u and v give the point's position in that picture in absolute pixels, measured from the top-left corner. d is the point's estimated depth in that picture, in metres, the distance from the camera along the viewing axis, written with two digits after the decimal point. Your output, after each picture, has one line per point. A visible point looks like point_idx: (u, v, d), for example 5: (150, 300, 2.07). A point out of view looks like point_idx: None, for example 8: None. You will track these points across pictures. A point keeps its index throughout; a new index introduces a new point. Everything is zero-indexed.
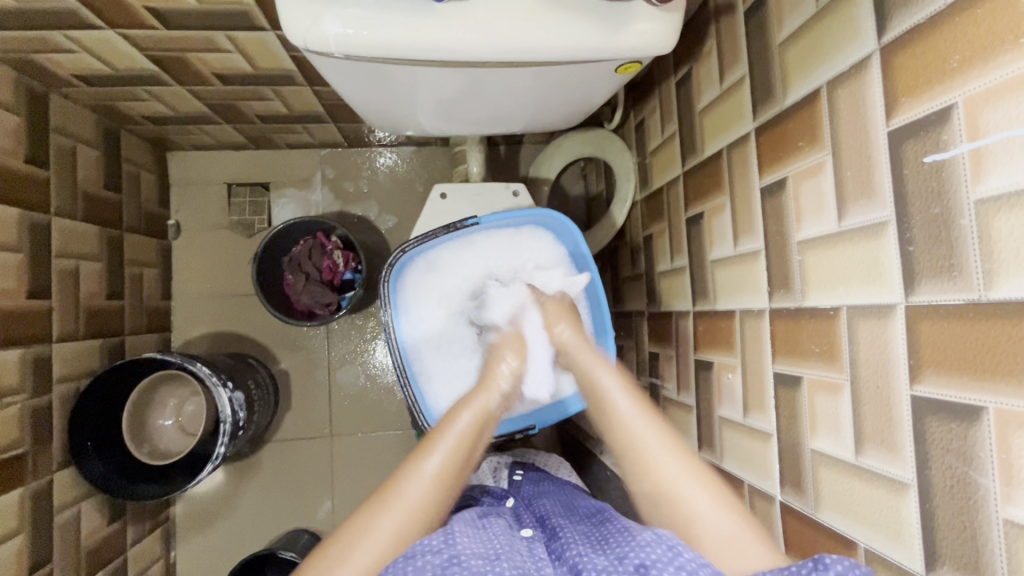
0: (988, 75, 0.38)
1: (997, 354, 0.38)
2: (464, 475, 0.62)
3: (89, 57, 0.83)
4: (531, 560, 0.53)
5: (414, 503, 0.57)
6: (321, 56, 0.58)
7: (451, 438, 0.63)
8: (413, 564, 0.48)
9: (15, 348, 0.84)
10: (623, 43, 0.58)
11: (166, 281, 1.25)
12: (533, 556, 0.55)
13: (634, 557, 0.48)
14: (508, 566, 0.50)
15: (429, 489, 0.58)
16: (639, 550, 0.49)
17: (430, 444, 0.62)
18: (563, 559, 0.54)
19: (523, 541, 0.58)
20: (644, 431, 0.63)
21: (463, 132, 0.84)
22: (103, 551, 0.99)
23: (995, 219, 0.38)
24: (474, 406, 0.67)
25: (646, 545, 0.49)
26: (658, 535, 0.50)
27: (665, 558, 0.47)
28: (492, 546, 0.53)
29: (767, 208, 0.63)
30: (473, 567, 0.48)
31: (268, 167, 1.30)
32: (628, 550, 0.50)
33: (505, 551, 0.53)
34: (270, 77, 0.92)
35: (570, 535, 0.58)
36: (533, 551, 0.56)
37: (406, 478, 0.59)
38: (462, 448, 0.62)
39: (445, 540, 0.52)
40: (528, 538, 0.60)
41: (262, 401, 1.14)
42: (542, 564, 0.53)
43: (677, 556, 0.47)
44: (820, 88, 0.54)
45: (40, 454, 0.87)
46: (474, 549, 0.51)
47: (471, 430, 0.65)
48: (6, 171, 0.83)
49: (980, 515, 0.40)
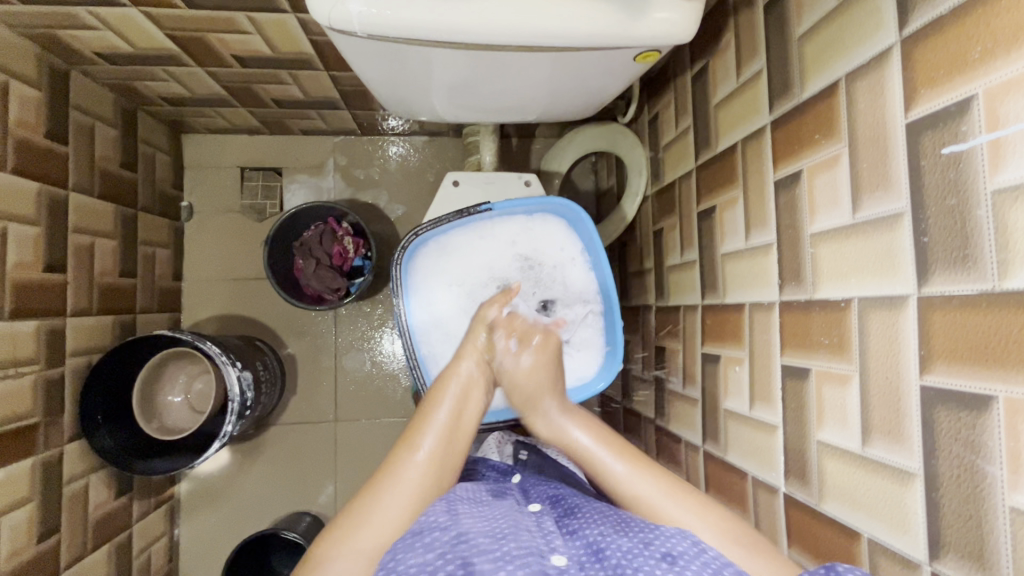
0: (1010, 66, 0.38)
1: (1008, 343, 0.38)
2: (454, 453, 0.63)
3: (111, 35, 0.84)
4: (540, 537, 0.52)
5: (406, 486, 0.58)
6: (343, 36, 0.58)
7: (436, 425, 0.64)
8: (421, 539, 0.50)
9: (31, 319, 0.85)
10: (642, 31, 0.59)
11: (177, 261, 1.26)
12: (541, 531, 0.53)
13: (659, 545, 0.49)
14: (516, 545, 0.48)
15: (422, 473, 0.59)
16: (664, 539, 0.50)
17: (418, 426, 0.63)
18: (576, 537, 0.52)
19: (533, 517, 0.57)
20: (626, 475, 0.63)
21: (478, 118, 0.85)
22: (109, 524, 1.00)
23: (1011, 210, 0.38)
24: (458, 379, 0.68)
25: (672, 537, 0.50)
26: (682, 530, 0.52)
27: (691, 552, 0.49)
28: (499, 525, 0.52)
29: (780, 201, 0.63)
30: (480, 546, 0.47)
31: (281, 152, 1.31)
32: (651, 537, 0.51)
33: (511, 531, 0.51)
34: (289, 61, 0.93)
35: (587, 513, 0.56)
36: (542, 526, 0.55)
37: (395, 464, 0.60)
38: (446, 424, 0.64)
39: (451, 517, 0.53)
40: (536, 513, 0.58)
41: (269, 382, 1.15)
42: (553, 540, 0.52)
43: (702, 552, 0.49)
44: (838, 81, 0.54)
45: (52, 425, 0.88)
46: (482, 528, 0.51)
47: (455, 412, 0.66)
48: (27, 145, 0.84)
49: (986, 504, 0.40)
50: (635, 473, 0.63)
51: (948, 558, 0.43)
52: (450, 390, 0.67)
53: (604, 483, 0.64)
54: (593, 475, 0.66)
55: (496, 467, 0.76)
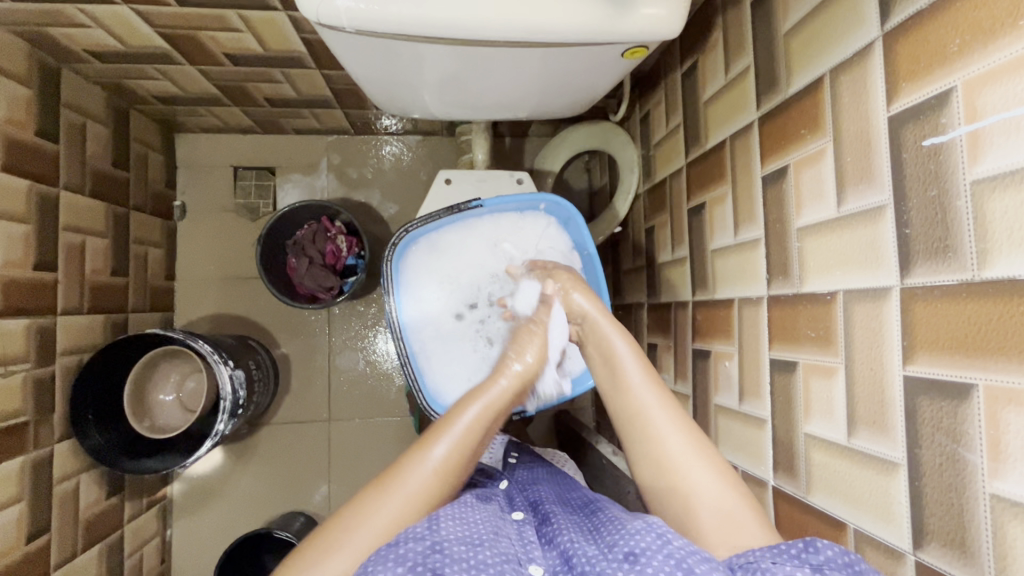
0: (987, 58, 0.39)
1: (988, 332, 0.39)
2: (469, 465, 0.59)
3: (102, 33, 0.84)
4: (518, 545, 0.53)
5: (415, 492, 0.54)
6: (332, 31, 0.58)
7: (457, 433, 0.59)
8: (395, 551, 0.47)
9: (21, 317, 0.85)
10: (630, 27, 0.59)
11: (170, 260, 1.26)
12: (521, 540, 0.54)
13: (623, 545, 0.47)
14: (490, 554, 0.49)
15: (431, 481, 0.56)
16: (630, 538, 0.48)
17: (438, 431, 0.59)
18: (552, 546, 0.53)
19: (513, 525, 0.57)
20: (663, 424, 0.59)
21: (469, 115, 0.85)
22: (100, 524, 1.00)
23: (990, 200, 0.39)
24: (488, 395, 0.63)
25: (636, 533, 0.48)
26: (648, 523, 0.49)
27: (655, 546, 0.46)
28: (476, 530, 0.52)
29: (768, 196, 0.64)
30: (454, 555, 0.47)
31: (274, 151, 1.31)
32: (618, 538, 0.49)
33: (489, 536, 0.51)
34: (280, 59, 0.93)
35: (562, 521, 0.57)
36: (522, 535, 0.55)
37: (407, 470, 0.56)
38: (470, 439, 0.59)
39: (428, 525, 0.51)
40: (517, 521, 0.59)
41: (262, 381, 1.14)
42: (531, 550, 0.52)
43: (666, 544, 0.46)
44: (823, 77, 0.54)
45: (42, 424, 0.88)
46: (457, 534, 0.50)
47: (480, 424, 0.60)
48: (17, 142, 0.84)
49: (967, 491, 0.40)
50: (663, 405, 0.60)
51: (931, 546, 0.43)
52: (477, 404, 0.62)
53: (630, 408, 0.61)
54: (630, 422, 0.61)
55: (481, 472, 0.75)
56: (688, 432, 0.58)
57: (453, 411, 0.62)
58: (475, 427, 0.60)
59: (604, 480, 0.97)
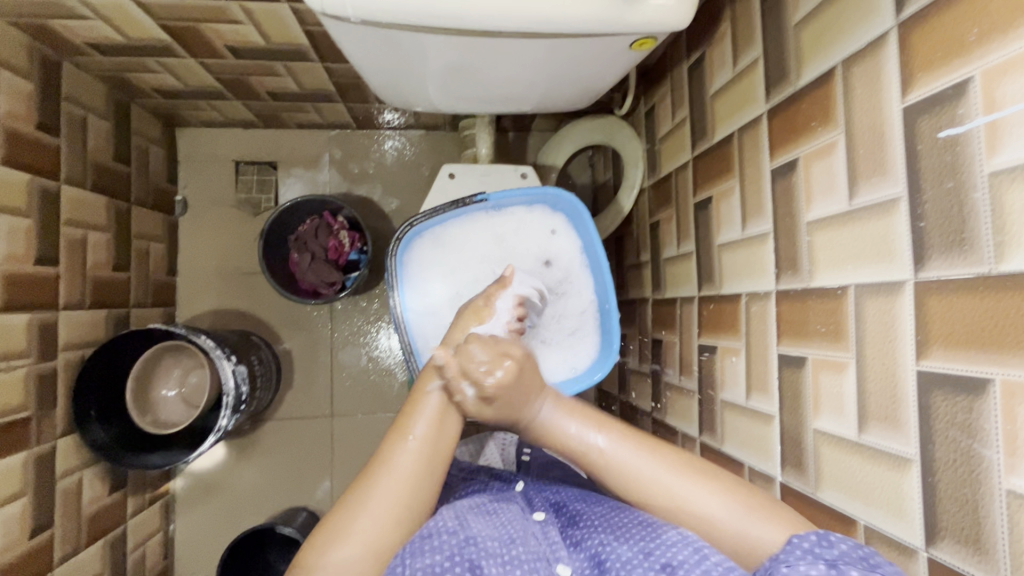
0: (1006, 47, 0.38)
1: (1005, 327, 0.38)
2: (451, 433, 0.60)
3: (103, 24, 0.83)
4: (545, 544, 0.52)
5: (403, 471, 0.55)
6: (336, 21, 0.58)
7: (427, 410, 0.60)
8: (429, 543, 0.48)
9: (23, 312, 0.84)
10: (638, 17, 0.58)
11: (171, 255, 1.25)
12: (546, 539, 0.53)
13: (660, 556, 0.47)
14: (524, 551, 0.49)
15: (417, 461, 0.56)
16: (666, 548, 0.48)
17: (410, 412, 0.60)
18: (579, 549, 0.51)
19: (537, 523, 0.56)
20: (611, 447, 0.58)
21: (474, 107, 0.84)
22: (103, 520, 0.99)
23: (1008, 192, 0.38)
24: (448, 363, 0.65)
25: (674, 545, 0.48)
26: (683, 535, 0.50)
27: (692, 560, 0.46)
28: (509, 530, 0.52)
29: (776, 189, 0.63)
30: (489, 549, 0.48)
31: (276, 146, 1.30)
32: (654, 546, 0.49)
33: (520, 536, 0.52)
34: (283, 52, 0.92)
35: (591, 520, 0.55)
36: (546, 535, 0.54)
37: (388, 453, 0.56)
38: (443, 407, 0.60)
39: (459, 521, 0.52)
40: (540, 522, 0.57)
41: (264, 376, 1.14)
42: (558, 548, 0.51)
43: (703, 559, 0.46)
44: (835, 68, 0.54)
45: (45, 419, 0.87)
46: (489, 532, 0.51)
47: (448, 393, 0.62)
48: (18, 136, 0.83)
49: (982, 487, 0.40)
50: (620, 441, 0.59)
51: (945, 543, 0.43)
52: (436, 377, 0.63)
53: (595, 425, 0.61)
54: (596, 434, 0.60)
55: (500, 476, 0.72)
56: (658, 454, 0.57)
57: (417, 390, 0.62)
58: (444, 400, 0.61)
59: None
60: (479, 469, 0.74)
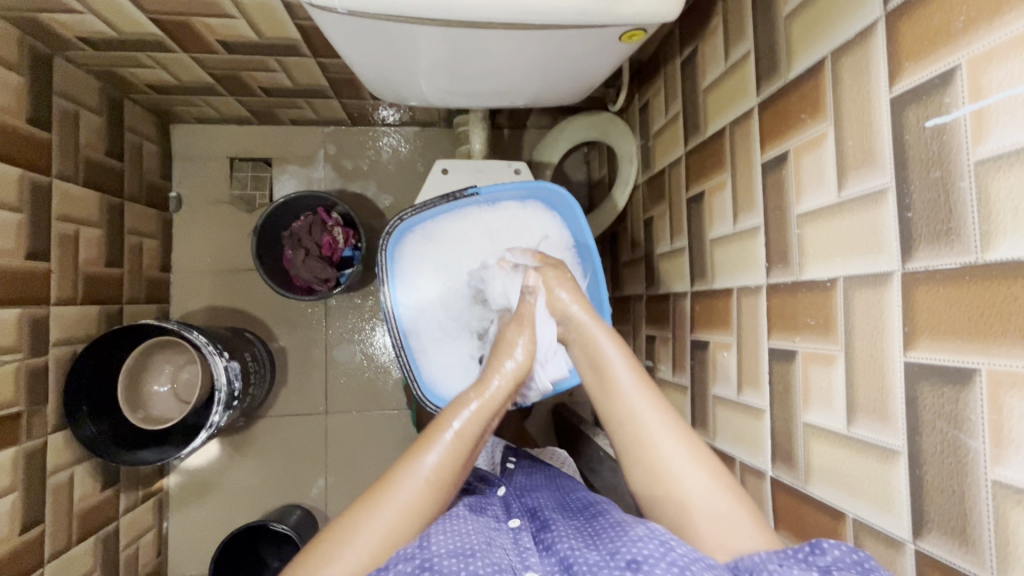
0: (993, 34, 0.38)
1: (990, 316, 0.38)
2: (463, 474, 0.59)
3: (94, 19, 0.83)
4: (514, 555, 0.52)
5: (407, 503, 0.54)
6: (324, 12, 0.57)
7: (447, 443, 0.58)
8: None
9: (13, 307, 0.84)
10: (628, 9, 0.58)
11: (165, 252, 1.25)
12: (517, 549, 0.54)
13: (626, 553, 0.47)
14: (484, 564, 0.48)
15: (427, 491, 0.55)
16: (633, 544, 0.47)
17: (427, 440, 0.58)
18: (551, 552, 0.52)
19: (509, 534, 0.57)
20: (632, 388, 0.62)
21: (466, 101, 0.84)
22: (95, 516, 0.99)
23: (994, 180, 0.38)
24: (476, 406, 0.62)
25: (639, 540, 0.47)
26: (651, 529, 0.49)
27: (656, 555, 0.46)
28: (469, 541, 0.51)
29: (767, 182, 0.63)
30: (445, 570, 0.46)
31: (270, 142, 1.30)
32: (620, 545, 0.49)
33: (484, 547, 0.51)
34: (275, 47, 0.92)
35: (562, 527, 0.56)
36: (518, 544, 0.55)
37: (400, 479, 0.55)
38: (462, 451, 0.58)
39: (418, 544, 0.50)
40: (514, 530, 0.59)
41: (258, 373, 1.14)
42: (528, 557, 0.52)
43: (668, 552, 0.46)
44: (824, 60, 0.53)
45: (36, 415, 0.87)
46: (449, 547, 0.49)
47: (469, 436, 0.60)
48: (8, 130, 0.83)
49: (969, 479, 0.40)
50: (639, 389, 0.62)
51: (932, 535, 0.42)
52: (461, 415, 0.61)
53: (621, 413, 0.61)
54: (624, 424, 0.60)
55: (484, 480, 0.73)
56: (661, 409, 0.60)
57: (444, 416, 0.61)
58: (468, 437, 0.60)
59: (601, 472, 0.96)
60: (465, 472, 0.75)
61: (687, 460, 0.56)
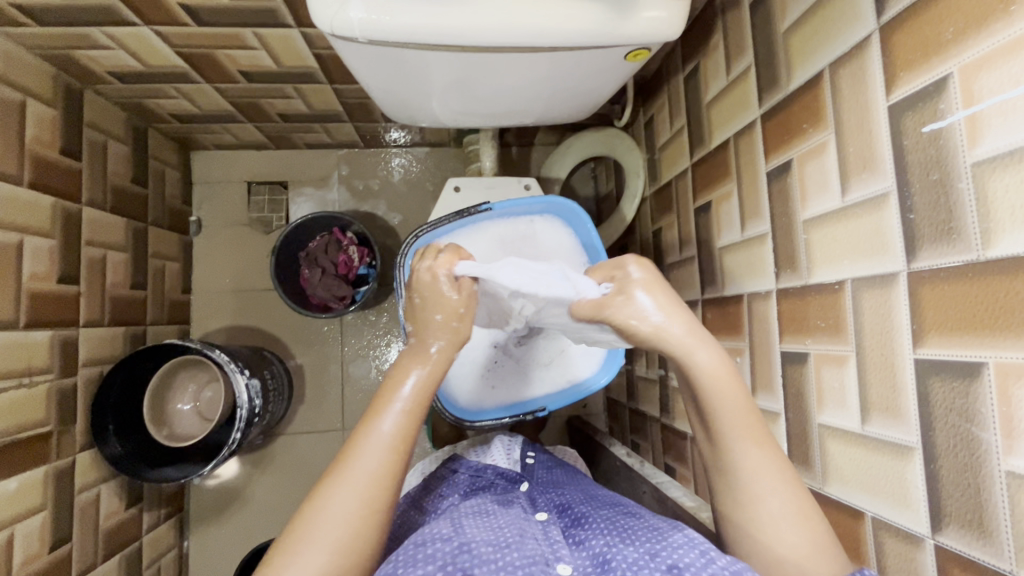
0: (983, 42, 0.40)
1: (994, 310, 0.39)
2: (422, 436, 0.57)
3: (124, 54, 0.87)
4: (546, 546, 0.54)
5: (369, 472, 0.53)
6: (345, 42, 0.61)
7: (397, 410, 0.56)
8: (424, 551, 0.51)
9: (46, 330, 0.87)
10: (631, 29, 0.61)
11: (186, 274, 1.29)
12: (548, 540, 0.55)
13: (666, 557, 0.49)
14: (518, 556, 0.51)
15: (384, 460, 0.54)
16: (672, 550, 0.50)
17: (378, 410, 0.57)
18: (582, 547, 0.54)
19: (539, 525, 0.59)
20: (747, 459, 0.54)
21: (478, 120, 0.87)
22: (120, 534, 1.01)
23: (991, 180, 0.39)
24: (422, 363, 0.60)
25: (679, 547, 0.50)
26: (690, 539, 0.52)
27: (699, 563, 0.48)
28: (504, 534, 0.55)
29: (773, 191, 0.64)
30: (482, 556, 0.50)
31: (286, 166, 1.34)
32: (660, 547, 0.51)
33: (518, 539, 0.54)
34: (294, 75, 0.96)
35: (596, 522, 0.58)
36: (548, 535, 0.57)
37: (359, 445, 0.54)
38: (415, 406, 0.57)
39: (455, 529, 0.55)
40: (543, 522, 0.60)
41: (277, 390, 1.16)
42: (559, 549, 0.54)
43: (710, 562, 0.48)
44: (823, 72, 0.56)
45: (65, 434, 0.90)
46: (485, 538, 0.54)
47: (425, 389, 0.58)
48: (44, 160, 0.87)
49: (981, 471, 0.41)
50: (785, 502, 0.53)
51: (950, 528, 0.43)
52: (407, 379, 0.58)
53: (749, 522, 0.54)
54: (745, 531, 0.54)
55: (503, 475, 0.74)
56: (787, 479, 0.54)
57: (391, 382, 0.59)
58: (411, 408, 0.57)
59: (618, 482, 0.96)
60: (485, 465, 0.76)
61: (768, 476, 0.53)
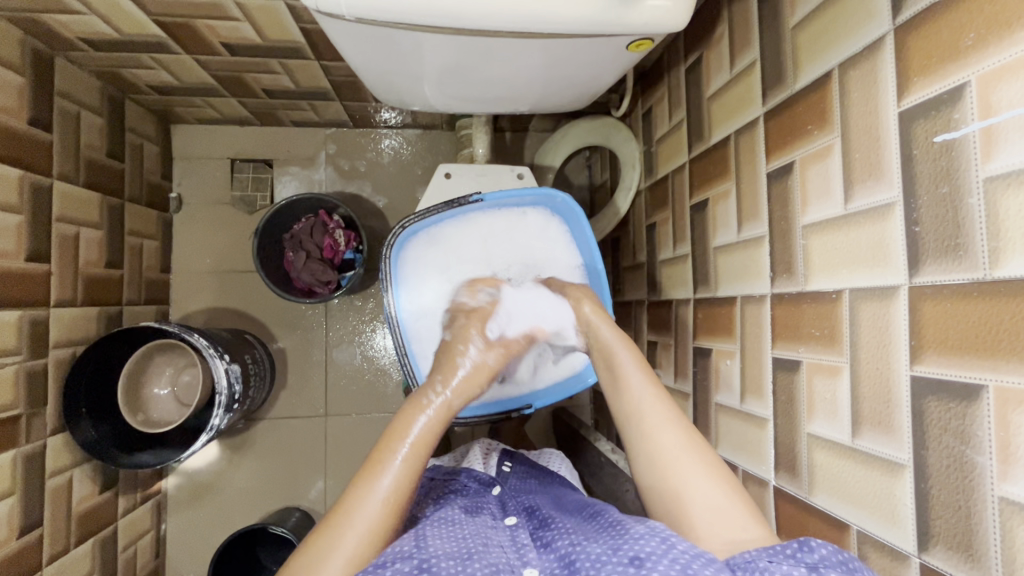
0: (1001, 53, 0.38)
1: (998, 333, 0.38)
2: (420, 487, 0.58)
3: (97, 20, 0.82)
4: (512, 552, 0.53)
5: (367, 525, 0.53)
6: (331, 18, 0.57)
7: (398, 458, 0.57)
8: (380, 573, 0.46)
9: (13, 310, 0.83)
10: (637, 18, 0.58)
11: (165, 252, 1.24)
12: (514, 547, 0.54)
13: (628, 549, 0.47)
14: (482, 565, 0.49)
15: (383, 514, 0.54)
16: (633, 541, 0.48)
17: (379, 462, 0.57)
18: (550, 549, 0.53)
19: (506, 533, 0.57)
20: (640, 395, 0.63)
21: (471, 106, 0.84)
22: (94, 519, 0.99)
23: (1003, 198, 0.38)
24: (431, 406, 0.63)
25: (640, 538, 0.47)
26: (651, 527, 0.49)
27: (659, 551, 0.45)
28: (467, 544, 0.53)
29: (773, 193, 0.63)
30: (444, 570, 0.47)
31: (271, 144, 1.29)
32: (622, 541, 0.48)
33: (481, 548, 0.52)
34: (278, 49, 0.91)
35: (561, 523, 0.57)
36: (515, 542, 0.55)
37: (354, 503, 0.54)
38: (415, 459, 0.58)
39: (415, 545, 0.51)
40: (511, 528, 0.59)
41: (258, 376, 1.13)
42: (526, 555, 0.53)
43: (671, 548, 0.46)
44: (832, 71, 0.53)
45: (34, 418, 0.87)
46: (447, 550, 0.51)
47: (421, 441, 0.59)
48: (11, 130, 0.83)
49: (974, 494, 0.40)
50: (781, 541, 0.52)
51: (937, 549, 0.43)
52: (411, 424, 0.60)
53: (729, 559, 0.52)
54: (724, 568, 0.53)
55: (477, 479, 0.72)
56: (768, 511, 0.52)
57: (395, 429, 0.60)
58: (413, 461, 0.58)
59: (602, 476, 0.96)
60: (459, 470, 0.74)
61: (680, 446, 0.58)
